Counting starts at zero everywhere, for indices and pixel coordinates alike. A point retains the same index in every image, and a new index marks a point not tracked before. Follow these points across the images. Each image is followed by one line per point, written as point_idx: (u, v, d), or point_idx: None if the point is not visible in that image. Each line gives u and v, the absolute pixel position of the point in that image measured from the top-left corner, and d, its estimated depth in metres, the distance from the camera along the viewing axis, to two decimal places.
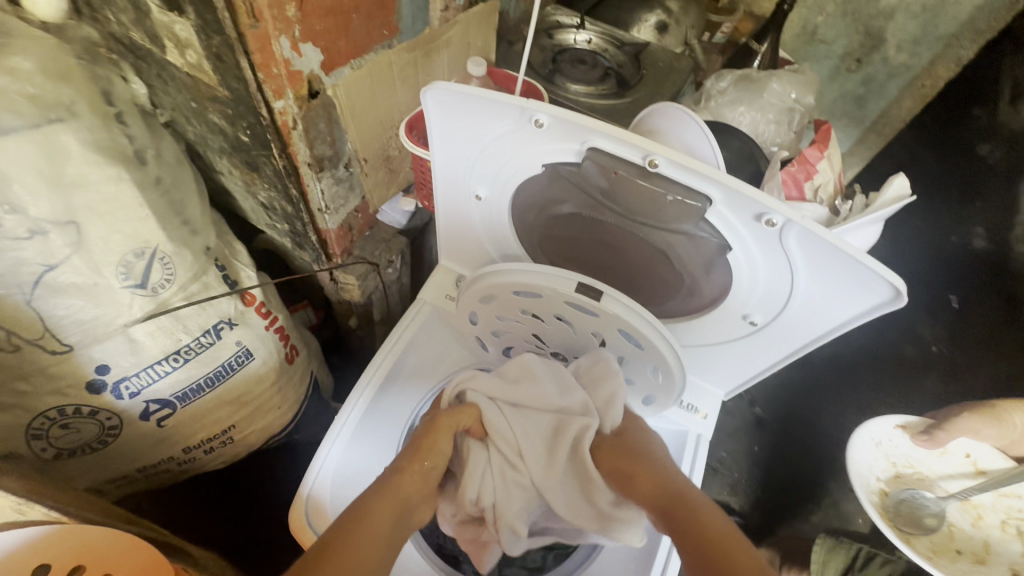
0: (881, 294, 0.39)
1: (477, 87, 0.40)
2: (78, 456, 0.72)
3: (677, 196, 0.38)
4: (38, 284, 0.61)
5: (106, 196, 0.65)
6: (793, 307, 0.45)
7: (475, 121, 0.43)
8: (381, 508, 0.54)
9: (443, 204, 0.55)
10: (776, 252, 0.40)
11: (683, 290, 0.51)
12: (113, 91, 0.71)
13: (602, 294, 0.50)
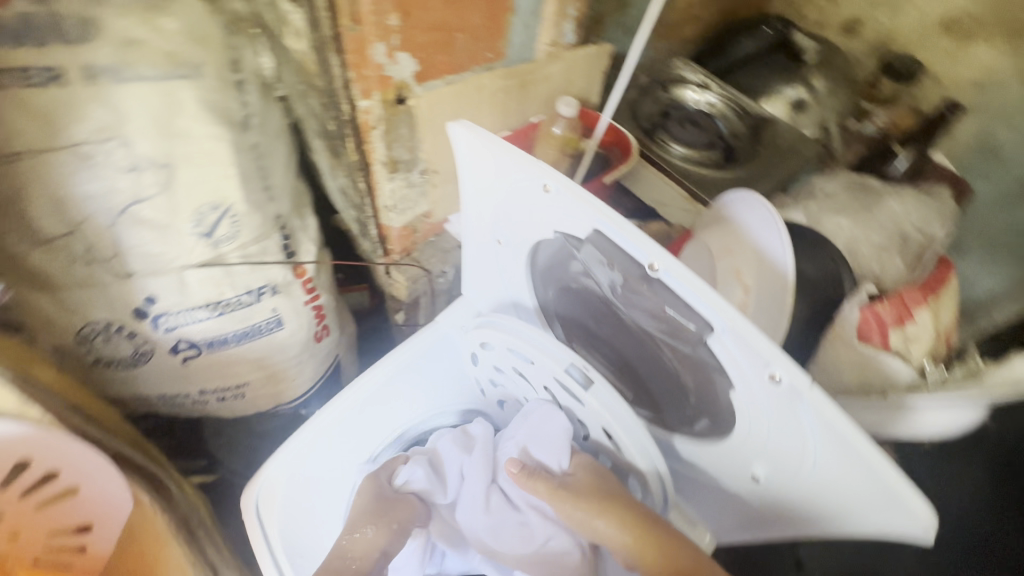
0: (895, 500, 0.34)
1: (507, 141, 0.39)
2: (112, 367, 0.80)
3: (678, 310, 0.36)
4: (125, 212, 0.69)
5: (203, 149, 0.71)
6: (800, 476, 0.39)
7: (500, 175, 0.42)
8: None
9: (468, 242, 0.53)
10: (782, 409, 0.36)
11: (691, 408, 0.47)
12: (244, 60, 0.78)
13: (593, 383, 0.47)
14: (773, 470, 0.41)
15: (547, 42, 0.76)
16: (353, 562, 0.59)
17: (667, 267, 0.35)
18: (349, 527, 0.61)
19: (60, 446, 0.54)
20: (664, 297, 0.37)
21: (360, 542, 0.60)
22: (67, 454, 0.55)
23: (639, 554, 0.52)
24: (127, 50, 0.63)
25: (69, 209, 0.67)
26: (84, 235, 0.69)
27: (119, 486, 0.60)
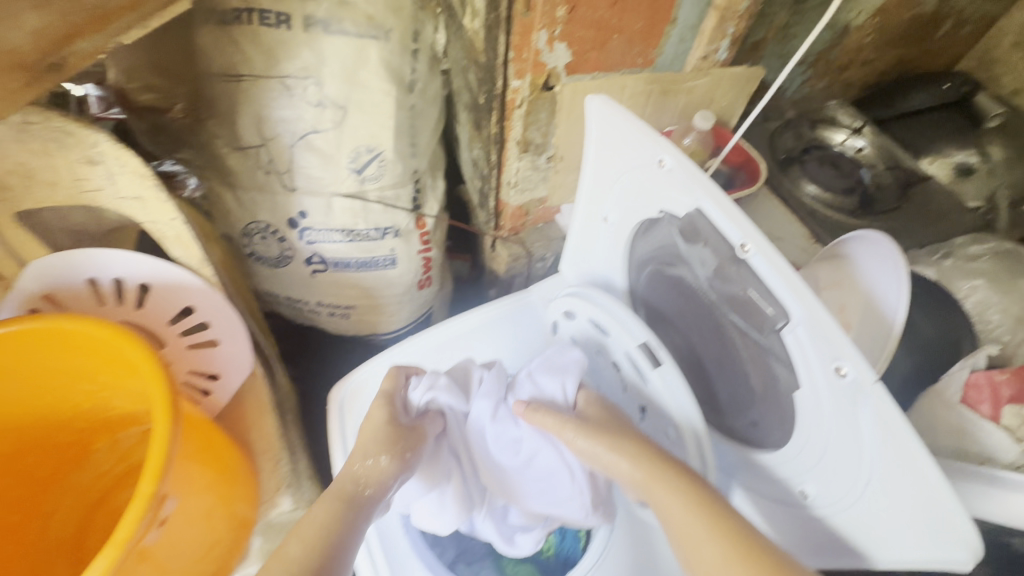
0: (947, 530, 0.34)
1: (636, 116, 0.43)
2: (259, 264, 0.95)
3: (759, 295, 0.40)
4: (303, 139, 0.83)
5: (373, 100, 0.84)
6: (851, 490, 0.40)
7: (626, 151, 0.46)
8: (324, 505, 0.52)
9: (576, 217, 0.58)
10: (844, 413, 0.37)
11: (750, 415, 0.49)
12: (423, 33, 0.90)
13: (661, 364, 0.50)
14: (822, 486, 0.42)
15: (697, 57, 0.78)
16: (366, 489, 0.55)
17: (758, 250, 0.38)
18: (353, 455, 0.57)
19: (219, 306, 0.67)
20: (752, 280, 0.40)
21: (364, 466, 0.56)
22: (220, 313, 0.67)
23: (648, 492, 0.50)
24: (340, 8, 0.78)
25: (266, 127, 0.83)
26: (271, 149, 0.84)
27: (247, 354, 0.70)
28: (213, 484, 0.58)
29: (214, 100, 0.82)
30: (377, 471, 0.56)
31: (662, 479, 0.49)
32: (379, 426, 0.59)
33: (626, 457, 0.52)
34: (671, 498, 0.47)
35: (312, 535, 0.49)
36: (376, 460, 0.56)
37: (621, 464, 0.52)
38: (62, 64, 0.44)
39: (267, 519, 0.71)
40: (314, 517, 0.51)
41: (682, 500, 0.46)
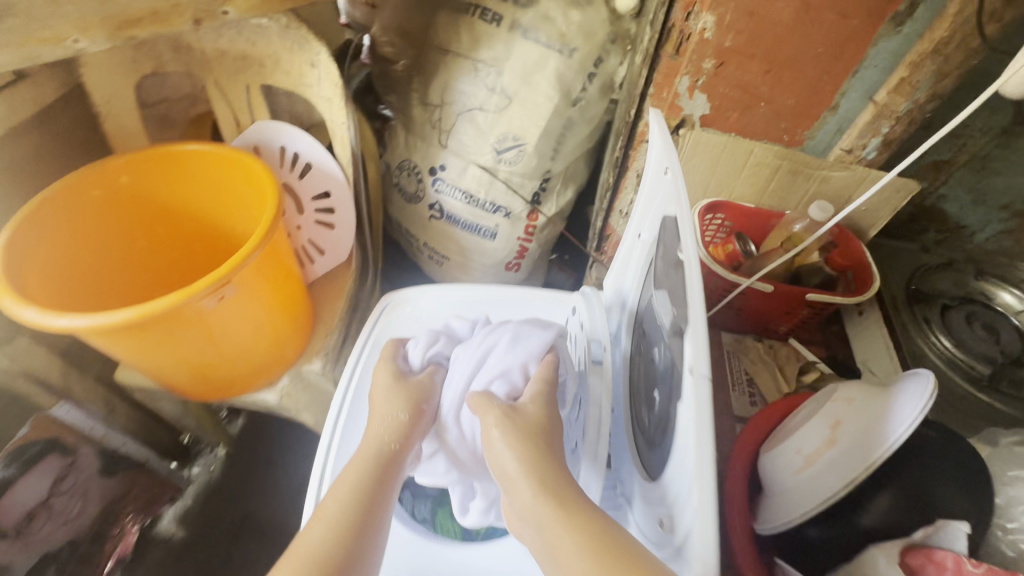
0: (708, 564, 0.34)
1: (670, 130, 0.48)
2: (398, 194, 1.16)
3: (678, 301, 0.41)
4: (469, 111, 1.02)
5: (535, 100, 0.99)
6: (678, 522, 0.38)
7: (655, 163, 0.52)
8: (353, 468, 0.53)
9: (626, 238, 0.62)
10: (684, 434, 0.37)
11: (653, 440, 0.47)
12: (605, 62, 1.00)
13: (603, 363, 0.58)
14: (670, 513, 0.40)
15: (842, 148, 0.75)
16: (391, 445, 0.55)
17: (690, 256, 0.40)
18: (379, 413, 0.58)
19: (344, 199, 0.87)
20: (678, 286, 0.42)
21: (381, 423, 0.56)
22: (343, 205, 0.87)
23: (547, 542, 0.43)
24: (540, 22, 0.95)
25: (448, 94, 1.02)
26: (444, 111, 1.04)
27: (348, 243, 0.91)
28: (272, 307, 0.75)
29: (426, 64, 1.05)
30: (399, 430, 0.56)
31: (572, 518, 0.42)
32: (391, 382, 0.60)
33: (539, 476, 0.46)
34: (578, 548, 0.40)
35: (348, 507, 0.50)
36: (391, 420, 0.57)
37: (524, 486, 0.45)
38: None
39: (299, 369, 0.87)
40: (348, 476, 0.53)
41: (584, 541, 0.41)
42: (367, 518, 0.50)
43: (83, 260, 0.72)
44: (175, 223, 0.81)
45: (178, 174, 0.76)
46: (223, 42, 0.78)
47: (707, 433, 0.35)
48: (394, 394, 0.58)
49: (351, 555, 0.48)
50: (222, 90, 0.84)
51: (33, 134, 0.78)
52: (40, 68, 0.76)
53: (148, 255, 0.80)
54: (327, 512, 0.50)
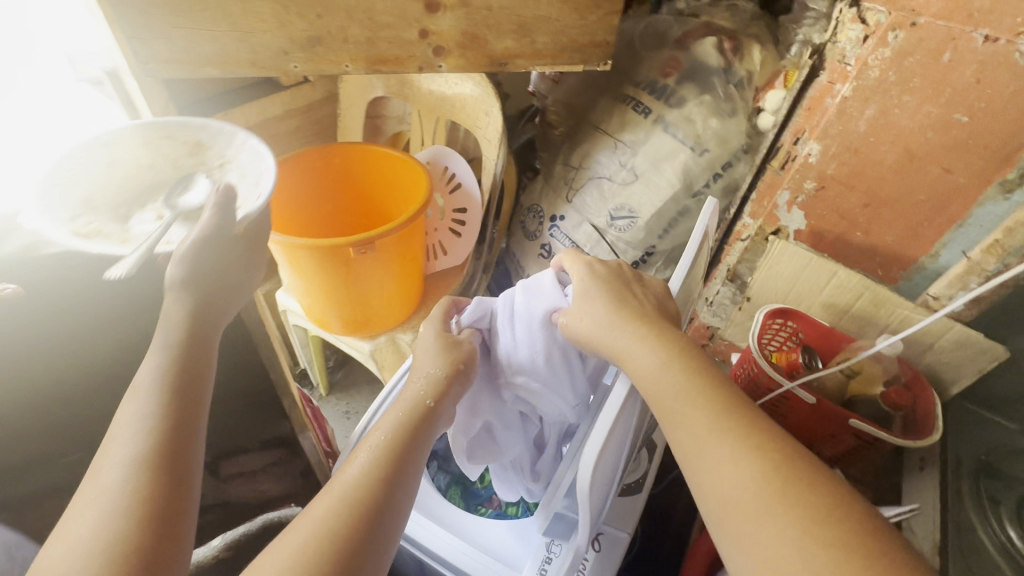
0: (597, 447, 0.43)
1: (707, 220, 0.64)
2: (518, 230, 1.35)
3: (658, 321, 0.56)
4: (600, 178, 1.19)
5: (659, 184, 1.13)
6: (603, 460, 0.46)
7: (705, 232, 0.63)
8: (383, 431, 0.54)
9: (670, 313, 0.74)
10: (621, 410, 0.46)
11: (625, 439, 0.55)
12: (733, 168, 1.12)
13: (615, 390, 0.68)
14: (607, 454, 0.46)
15: (929, 294, 0.77)
16: (427, 399, 0.56)
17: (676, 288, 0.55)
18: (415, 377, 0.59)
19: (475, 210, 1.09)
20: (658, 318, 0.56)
21: (415, 387, 0.58)
22: (474, 215, 1.10)
23: (650, 360, 0.47)
24: (682, 121, 1.11)
25: (587, 161, 1.21)
26: (580, 173, 1.22)
27: (467, 249, 1.13)
28: (396, 276, 0.98)
29: (578, 135, 1.26)
30: (439, 382, 0.57)
31: (654, 337, 0.49)
32: (435, 342, 0.61)
33: (628, 327, 0.50)
34: (646, 364, 0.47)
35: (377, 469, 0.50)
36: (423, 376, 0.58)
37: (630, 337, 0.49)
38: (504, 63, 0.90)
39: (396, 334, 1.08)
40: (384, 428, 0.54)
41: (660, 356, 0.47)
42: (399, 460, 0.51)
43: (291, 209, 0.99)
44: (357, 200, 1.08)
45: (376, 167, 1.03)
46: (436, 85, 1.07)
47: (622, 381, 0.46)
48: (445, 362, 0.59)
49: (378, 507, 0.47)
50: (422, 117, 1.13)
51: (299, 118, 1.14)
52: (320, 79, 1.12)
53: (321, 212, 1.06)
54: (364, 449, 0.52)
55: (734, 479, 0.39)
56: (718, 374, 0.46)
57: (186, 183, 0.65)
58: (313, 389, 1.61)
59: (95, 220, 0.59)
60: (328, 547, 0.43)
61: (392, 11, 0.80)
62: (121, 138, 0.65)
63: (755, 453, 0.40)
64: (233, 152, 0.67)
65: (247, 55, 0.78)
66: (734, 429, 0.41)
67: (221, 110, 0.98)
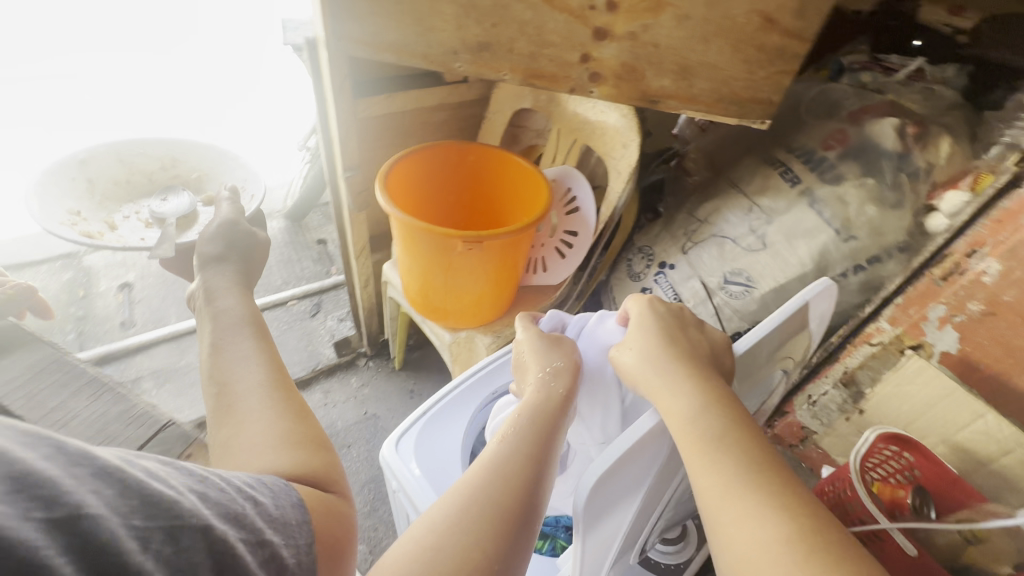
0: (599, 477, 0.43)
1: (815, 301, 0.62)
2: (620, 265, 1.31)
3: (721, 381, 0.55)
4: (722, 238, 1.13)
5: (788, 260, 1.04)
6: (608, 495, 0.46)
7: (801, 316, 0.61)
8: (532, 415, 0.58)
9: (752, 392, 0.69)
10: (639, 458, 0.47)
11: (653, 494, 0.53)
12: (881, 265, 1.00)
13: None
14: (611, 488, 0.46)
15: None
16: (559, 388, 0.62)
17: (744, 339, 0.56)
18: (544, 372, 0.63)
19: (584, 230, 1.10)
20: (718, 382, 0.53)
21: (551, 379, 0.63)
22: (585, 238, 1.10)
23: (681, 408, 0.48)
24: (833, 200, 1.01)
25: (714, 216, 1.16)
26: (703, 227, 1.17)
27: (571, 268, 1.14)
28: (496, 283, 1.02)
29: (712, 188, 1.21)
30: (566, 377, 0.63)
31: (691, 385, 0.50)
32: (543, 341, 0.68)
33: (667, 376, 0.52)
34: (685, 405, 0.48)
35: (530, 451, 0.53)
36: (547, 369, 0.64)
37: (675, 386, 0.51)
38: (656, 101, 0.89)
39: (475, 335, 1.11)
40: (532, 413, 0.58)
41: (694, 402, 0.48)
42: (546, 446, 0.55)
43: (433, 203, 1.08)
44: (485, 213, 1.14)
45: (501, 173, 1.07)
46: (582, 109, 1.09)
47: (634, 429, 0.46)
48: (556, 362, 0.65)
49: (533, 484, 0.51)
50: (560, 136, 1.16)
51: (449, 112, 1.22)
52: (478, 82, 1.20)
53: (464, 214, 1.14)
54: (513, 430, 0.55)
55: (757, 535, 0.40)
56: (753, 431, 0.47)
57: (170, 189, 0.90)
58: (388, 360, 1.70)
59: (84, 220, 0.80)
60: (488, 515, 0.47)
61: (561, 32, 0.82)
62: (95, 155, 0.85)
63: (778, 512, 0.41)
64: (208, 154, 0.93)
65: (421, 48, 0.85)
66: (763, 487, 0.43)
67: (387, 91, 1.09)
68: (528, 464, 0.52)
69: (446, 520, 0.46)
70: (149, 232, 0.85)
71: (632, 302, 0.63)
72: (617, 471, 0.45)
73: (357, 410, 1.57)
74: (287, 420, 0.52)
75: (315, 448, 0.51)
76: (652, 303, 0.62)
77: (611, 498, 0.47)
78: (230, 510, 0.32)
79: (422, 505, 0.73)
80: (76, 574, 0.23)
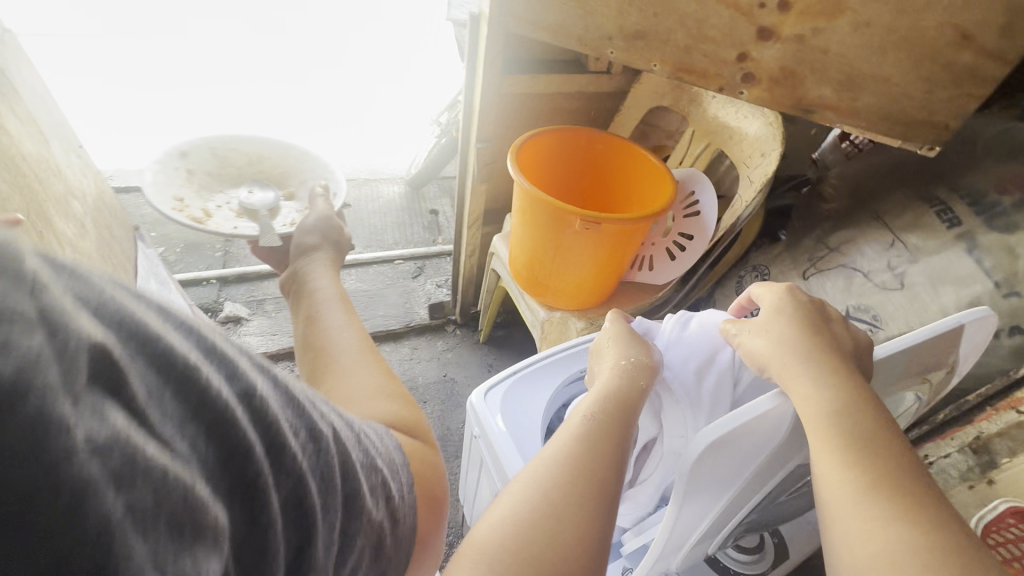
0: (710, 439, 0.41)
1: (982, 334, 0.51)
2: (729, 280, 1.26)
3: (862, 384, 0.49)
4: (852, 270, 1.05)
5: (928, 305, 0.94)
6: (710, 466, 0.44)
7: (950, 347, 0.51)
8: (610, 403, 0.57)
9: None
10: (757, 443, 0.45)
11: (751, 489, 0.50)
12: None
13: None
14: (717, 457, 0.43)
15: None
16: (642, 382, 0.61)
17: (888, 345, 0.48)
18: (620, 367, 0.62)
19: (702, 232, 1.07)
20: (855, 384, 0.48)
21: (633, 373, 0.61)
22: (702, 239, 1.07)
23: (816, 396, 0.45)
24: (998, 249, 0.90)
25: (847, 247, 1.08)
26: (832, 255, 1.10)
27: (683, 267, 1.10)
28: (599, 268, 1.02)
29: (850, 217, 1.12)
30: (645, 370, 0.62)
31: (824, 375, 0.46)
32: (627, 338, 0.67)
33: (801, 363, 0.48)
34: (820, 394, 0.45)
35: (608, 438, 0.52)
36: (626, 360, 0.63)
37: (803, 373, 0.47)
38: (810, 111, 0.85)
39: (569, 318, 1.13)
40: (609, 400, 0.57)
41: (830, 391, 0.45)
42: (621, 431, 0.54)
43: (547, 181, 1.10)
44: (598, 198, 1.16)
45: (628, 163, 1.07)
46: (723, 113, 1.06)
47: (756, 403, 0.43)
48: (634, 356, 0.64)
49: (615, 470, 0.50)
50: (694, 138, 1.14)
51: (586, 102, 1.25)
52: (620, 76, 1.21)
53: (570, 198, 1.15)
54: (591, 414, 0.55)
55: (897, 535, 0.38)
56: (891, 429, 0.44)
57: (258, 184, 0.88)
58: (473, 332, 1.78)
59: (188, 208, 0.77)
60: (578, 493, 0.46)
61: (722, 28, 0.81)
62: (195, 149, 0.84)
63: (923, 519, 0.38)
64: (292, 152, 0.91)
65: (579, 31, 0.88)
66: (903, 493, 0.40)
67: (533, 73, 1.14)
68: (619, 436, 0.53)
69: (535, 501, 0.46)
70: (243, 223, 0.80)
71: (765, 289, 0.58)
72: (736, 445, 0.43)
73: (438, 371, 1.66)
74: (379, 376, 0.53)
75: (406, 401, 0.51)
76: (791, 292, 0.57)
77: (710, 474, 0.45)
78: (351, 428, 0.32)
79: (500, 455, 0.77)
80: (259, 438, 0.24)
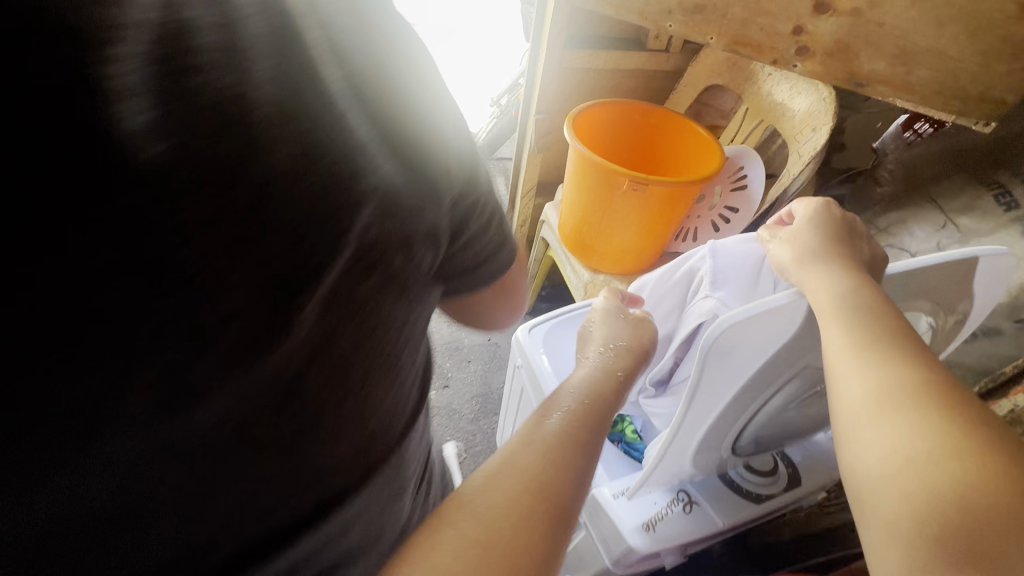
0: (729, 324, 0.48)
1: (1001, 267, 0.56)
2: None
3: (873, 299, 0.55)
4: (900, 249, 1.06)
5: None
6: (727, 354, 0.50)
7: (963, 278, 0.56)
8: (581, 403, 0.49)
9: None
10: (766, 339, 0.51)
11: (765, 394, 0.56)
12: None
13: None
14: (734, 346, 0.50)
15: None
16: (619, 373, 0.59)
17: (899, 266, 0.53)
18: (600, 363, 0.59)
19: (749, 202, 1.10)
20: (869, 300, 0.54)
21: (619, 360, 0.61)
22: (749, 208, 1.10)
23: (829, 289, 0.52)
24: None
25: (897, 227, 1.09)
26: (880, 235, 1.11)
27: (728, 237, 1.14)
28: (645, 232, 1.08)
29: (903, 199, 1.12)
30: (623, 359, 0.61)
31: (837, 280, 0.53)
32: (627, 318, 0.69)
33: (817, 270, 0.54)
34: (828, 281, 0.52)
35: (573, 436, 0.44)
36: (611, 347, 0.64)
37: (820, 283, 0.53)
38: (863, 85, 0.87)
39: (612, 281, 1.20)
40: (585, 391, 0.52)
41: (839, 280, 0.52)
42: (589, 425, 0.47)
43: (600, 148, 1.16)
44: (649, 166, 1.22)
45: (679, 133, 1.13)
46: (777, 91, 1.10)
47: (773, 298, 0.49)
48: (622, 347, 0.64)
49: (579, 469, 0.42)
50: (747, 115, 1.18)
51: (643, 79, 1.30)
52: (678, 55, 1.26)
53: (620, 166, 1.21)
54: (554, 411, 0.47)
55: (886, 372, 0.46)
56: (884, 300, 0.51)
57: None
58: None
59: None
60: (534, 491, 0.38)
61: (780, 2, 0.85)
62: None
63: (907, 362, 0.47)
64: None
65: (640, 5, 0.93)
66: (894, 345, 0.48)
67: (593, 48, 1.21)
68: (619, 387, 0.56)
69: (488, 499, 0.37)
70: None
71: (801, 208, 0.63)
72: (750, 337, 0.50)
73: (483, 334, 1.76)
74: None
75: None
76: (827, 207, 0.63)
77: (727, 365, 0.52)
78: None
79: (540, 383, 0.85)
80: None
